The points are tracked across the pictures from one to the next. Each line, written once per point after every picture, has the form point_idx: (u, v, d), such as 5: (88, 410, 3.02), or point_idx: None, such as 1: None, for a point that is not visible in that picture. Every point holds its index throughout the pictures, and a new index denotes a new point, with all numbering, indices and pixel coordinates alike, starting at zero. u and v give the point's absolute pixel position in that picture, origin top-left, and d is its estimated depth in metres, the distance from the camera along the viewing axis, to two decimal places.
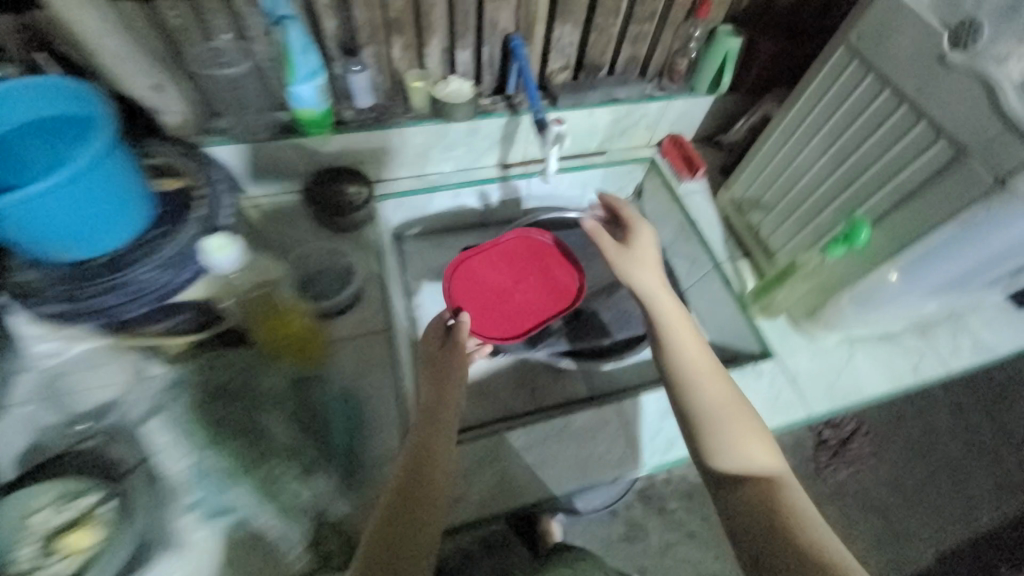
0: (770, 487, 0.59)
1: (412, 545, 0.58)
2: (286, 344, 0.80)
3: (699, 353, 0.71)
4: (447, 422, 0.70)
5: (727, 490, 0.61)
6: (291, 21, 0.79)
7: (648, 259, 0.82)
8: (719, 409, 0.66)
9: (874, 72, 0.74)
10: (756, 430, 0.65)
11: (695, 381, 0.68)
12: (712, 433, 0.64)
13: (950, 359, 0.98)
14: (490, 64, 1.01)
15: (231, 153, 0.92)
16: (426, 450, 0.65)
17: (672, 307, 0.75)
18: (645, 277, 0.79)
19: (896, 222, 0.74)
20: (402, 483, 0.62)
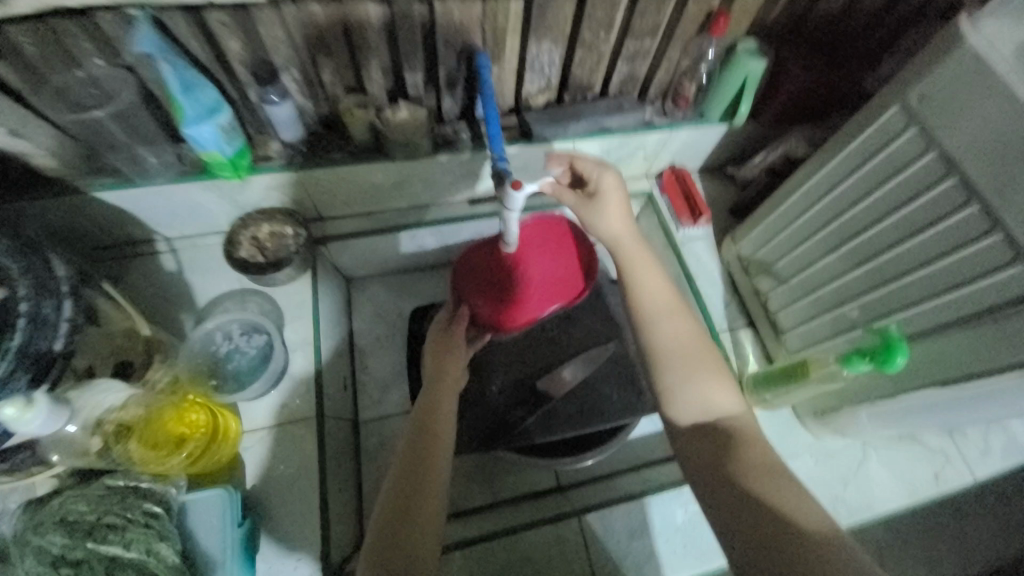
0: (733, 436, 0.56)
1: (413, 542, 0.55)
2: (182, 446, 0.63)
3: (661, 293, 0.67)
4: (447, 415, 0.67)
5: (696, 438, 0.58)
6: (163, 56, 0.62)
7: (616, 197, 0.69)
8: (678, 349, 0.63)
9: (937, 149, 0.55)
10: (717, 366, 0.62)
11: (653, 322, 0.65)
12: (669, 374, 0.62)
13: (979, 466, 0.82)
14: (450, 87, 0.82)
15: (128, 198, 0.76)
16: (417, 456, 0.62)
17: (633, 246, 0.69)
18: (612, 225, 0.69)
19: (937, 347, 0.59)
20: (400, 486, 0.59)
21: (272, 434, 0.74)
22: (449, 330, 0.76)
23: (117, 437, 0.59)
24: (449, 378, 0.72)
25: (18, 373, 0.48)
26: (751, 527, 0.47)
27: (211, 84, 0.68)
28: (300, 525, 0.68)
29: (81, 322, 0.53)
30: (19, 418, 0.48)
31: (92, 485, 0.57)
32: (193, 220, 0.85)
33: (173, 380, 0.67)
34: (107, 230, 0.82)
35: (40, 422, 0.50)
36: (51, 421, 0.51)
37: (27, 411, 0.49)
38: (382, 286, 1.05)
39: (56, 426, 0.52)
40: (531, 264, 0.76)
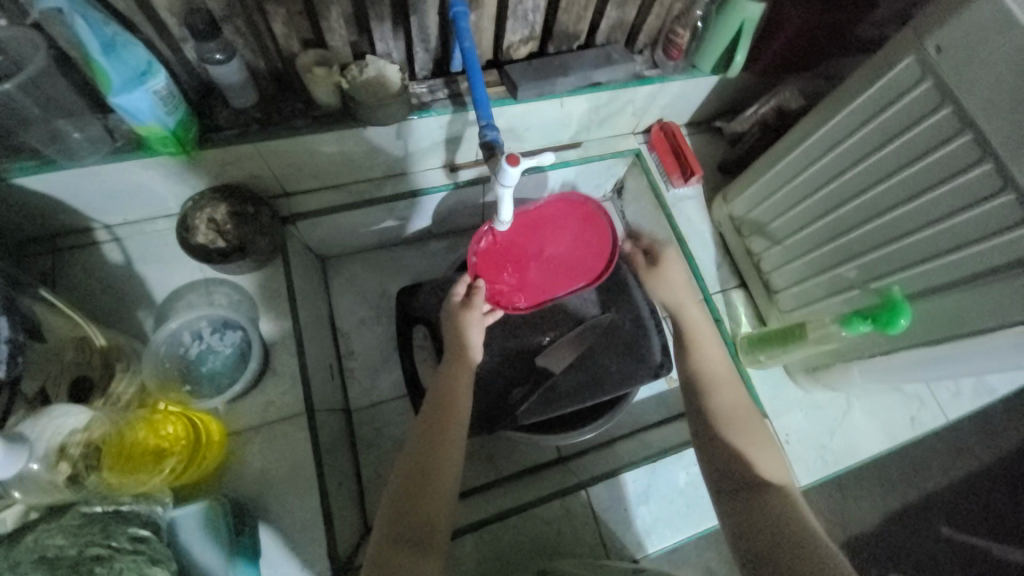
0: (784, 499, 0.55)
1: (425, 523, 0.54)
2: (163, 459, 0.59)
3: (720, 360, 0.68)
4: (456, 412, 0.62)
5: (743, 499, 0.56)
6: (76, 11, 0.51)
7: (675, 270, 0.74)
8: (733, 416, 0.63)
9: (952, 104, 0.54)
10: (767, 436, 0.62)
11: (710, 387, 0.66)
12: (724, 437, 0.62)
13: (949, 407, 0.88)
14: (423, 39, 0.72)
15: (53, 182, 0.65)
16: (436, 441, 0.59)
17: (697, 315, 0.72)
18: (673, 294, 0.74)
19: (939, 306, 0.60)
20: (413, 473, 0.57)
21: (260, 434, 0.69)
22: (466, 310, 0.71)
23: (88, 459, 0.53)
24: (459, 373, 0.67)
25: None
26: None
27: (139, 42, 0.57)
28: (301, 527, 0.64)
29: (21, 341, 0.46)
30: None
31: (66, 515, 0.50)
32: (135, 203, 0.74)
33: (141, 390, 0.65)
34: (33, 221, 0.70)
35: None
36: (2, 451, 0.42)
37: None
38: (362, 265, 0.98)
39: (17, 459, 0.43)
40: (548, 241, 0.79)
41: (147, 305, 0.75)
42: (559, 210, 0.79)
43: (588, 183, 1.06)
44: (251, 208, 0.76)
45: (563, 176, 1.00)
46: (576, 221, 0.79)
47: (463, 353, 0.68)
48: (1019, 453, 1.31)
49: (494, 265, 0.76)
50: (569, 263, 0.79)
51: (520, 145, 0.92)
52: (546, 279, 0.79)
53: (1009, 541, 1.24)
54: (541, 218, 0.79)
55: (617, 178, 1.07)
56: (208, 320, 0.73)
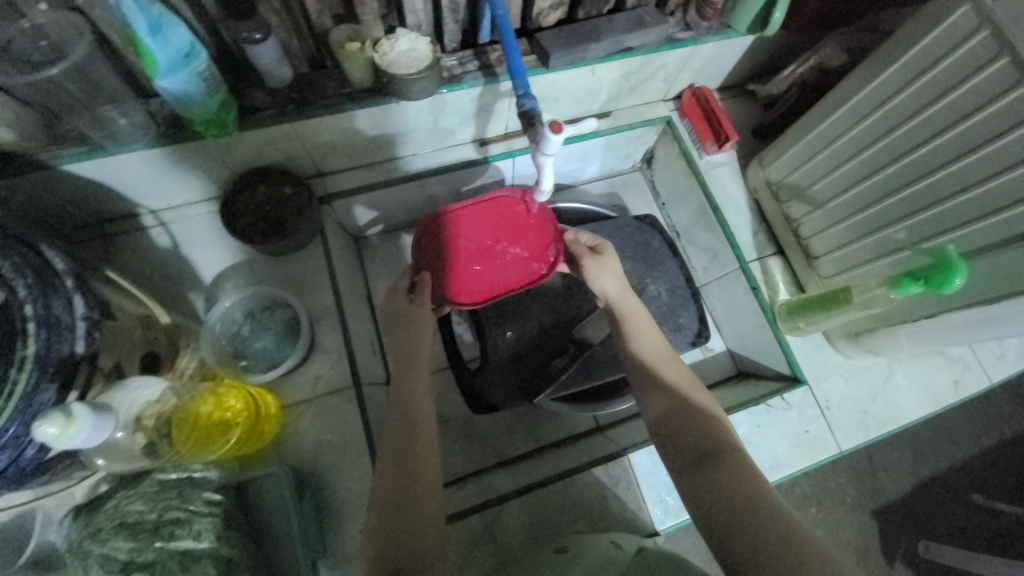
0: (740, 465, 0.52)
1: (410, 503, 0.53)
2: (225, 430, 0.61)
3: (657, 344, 0.66)
4: (425, 397, 0.63)
5: (698, 473, 0.53)
6: None
7: (610, 262, 0.73)
8: (679, 396, 0.60)
9: (1009, 54, 0.51)
10: (716, 406, 0.60)
11: (652, 371, 0.63)
12: (675, 420, 0.58)
13: (995, 371, 0.86)
14: (453, 9, 0.71)
15: (102, 168, 0.67)
16: (413, 429, 0.59)
17: (631, 304, 0.70)
18: (607, 284, 0.71)
19: (996, 264, 0.59)
20: (395, 461, 0.56)
21: (312, 407, 0.72)
22: (411, 300, 0.71)
23: (161, 429, 0.56)
24: (421, 362, 0.67)
25: (45, 383, 0.45)
26: (760, 551, 0.44)
27: (182, 23, 0.57)
28: (353, 494, 0.67)
29: (97, 318, 0.50)
30: (63, 436, 0.43)
31: (143, 481, 0.53)
32: (178, 187, 0.75)
33: (201, 365, 0.69)
34: (85, 208, 0.73)
35: (86, 435, 0.45)
36: (96, 433, 0.46)
37: (71, 427, 0.43)
38: (395, 244, 1.00)
39: (100, 438, 0.47)
40: (499, 237, 0.80)
41: (196, 287, 0.78)
42: (503, 211, 0.80)
43: (616, 154, 1.04)
44: (289, 189, 0.79)
45: (593, 147, 0.98)
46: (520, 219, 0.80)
47: (412, 351, 0.67)
48: None
49: (436, 259, 0.78)
50: (518, 261, 0.79)
51: (550, 117, 0.91)
52: (488, 275, 0.79)
53: None
54: (494, 212, 0.80)
55: (646, 148, 1.05)
56: (257, 299, 0.76)
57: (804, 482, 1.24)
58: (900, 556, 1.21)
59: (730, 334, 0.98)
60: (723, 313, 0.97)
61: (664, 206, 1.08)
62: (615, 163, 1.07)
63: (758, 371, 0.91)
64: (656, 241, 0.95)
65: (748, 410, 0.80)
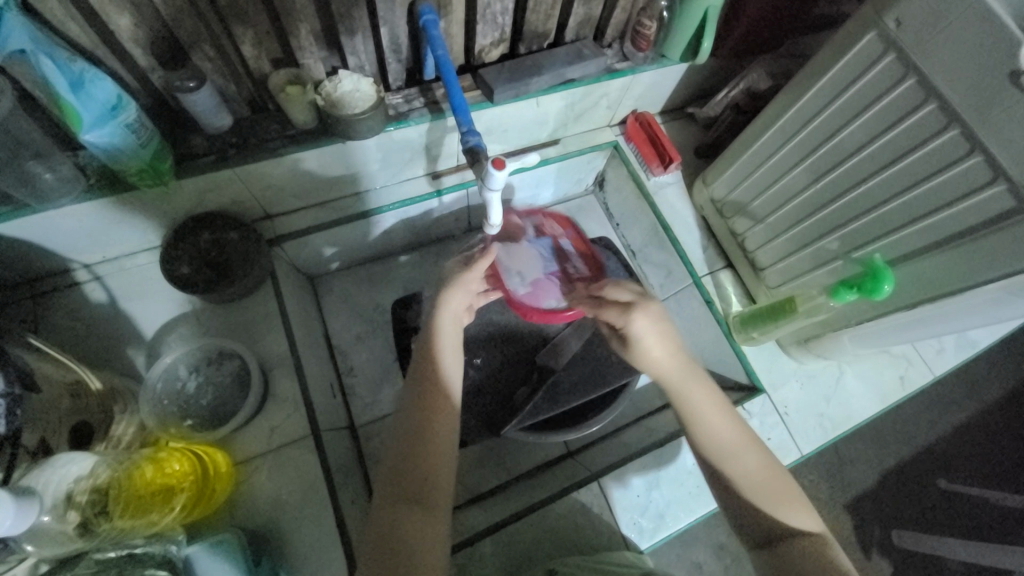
0: (818, 554, 0.52)
1: (426, 491, 0.55)
2: (166, 495, 0.58)
3: (726, 429, 0.60)
4: (443, 436, 0.58)
5: (779, 557, 0.53)
6: (40, 51, 0.50)
7: (656, 334, 0.61)
8: (756, 489, 0.57)
9: (915, 75, 0.56)
10: (789, 487, 0.58)
11: (723, 461, 0.58)
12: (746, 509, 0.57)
13: (935, 363, 0.92)
14: (395, 49, 0.72)
15: (28, 226, 0.63)
16: (410, 480, 0.55)
17: (687, 379, 0.61)
18: (659, 361, 0.62)
19: (920, 269, 0.63)
20: (391, 503, 0.54)
21: (267, 461, 0.68)
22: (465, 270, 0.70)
23: (94, 506, 0.52)
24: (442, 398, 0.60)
25: None
26: None
27: (107, 77, 0.56)
28: (316, 552, 0.63)
29: (18, 393, 0.48)
30: None
31: (80, 564, 0.50)
32: (114, 239, 0.72)
33: (140, 430, 0.66)
34: (9, 269, 0.68)
35: (9, 524, 0.42)
36: (21, 520, 0.42)
37: None
38: (351, 279, 0.98)
39: (27, 524, 0.44)
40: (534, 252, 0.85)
41: (136, 343, 0.74)
42: (546, 229, 0.86)
43: (569, 180, 1.07)
44: (234, 234, 0.76)
45: (545, 174, 1.00)
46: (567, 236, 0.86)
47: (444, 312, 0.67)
48: (1002, 402, 1.36)
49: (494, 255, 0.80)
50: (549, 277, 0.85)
51: (500, 147, 0.92)
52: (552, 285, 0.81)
53: (1000, 488, 1.30)
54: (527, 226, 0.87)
55: (597, 172, 1.08)
56: (205, 351, 0.73)
57: None
58: (875, 547, 1.24)
59: None
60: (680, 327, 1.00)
61: (618, 226, 1.11)
62: (567, 188, 1.10)
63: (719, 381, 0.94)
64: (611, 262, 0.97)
65: None
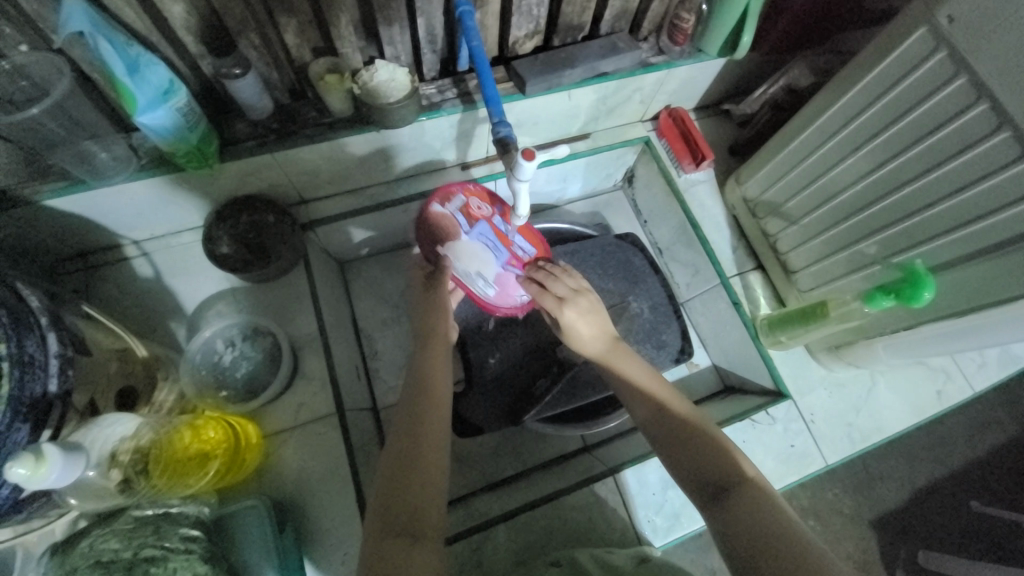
0: (759, 495, 0.49)
1: (416, 522, 0.50)
2: (199, 459, 0.61)
3: (651, 388, 0.62)
4: (438, 448, 0.57)
5: (720, 503, 0.50)
6: (99, 34, 0.53)
7: (585, 312, 0.67)
8: (689, 437, 0.56)
9: (966, 74, 0.53)
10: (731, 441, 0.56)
11: (659, 424, 0.58)
12: (682, 459, 0.55)
13: (976, 379, 0.87)
14: (430, 40, 0.73)
15: (83, 202, 0.68)
16: (406, 483, 0.53)
17: (613, 354, 0.65)
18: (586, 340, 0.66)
19: (964, 276, 0.60)
20: (381, 522, 0.50)
21: (294, 436, 0.71)
22: (437, 291, 0.74)
23: (136, 466, 0.55)
24: (433, 418, 0.59)
25: (19, 422, 0.46)
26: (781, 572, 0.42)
27: (160, 61, 0.60)
28: (337, 524, 0.66)
29: (70, 355, 0.51)
30: (33, 476, 0.43)
31: (119, 519, 0.52)
32: (161, 217, 0.76)
33: (180, 398, 0.70)
34: (67, 241, 0.73)
35: (56, 476, 0.45)
36: (67, 474, 0.46)
37: (42, 467, 0.44)
38: (379, 266, 1.01)
39: (73, 478, 0.47)
40: None
41: (178, 317, 0.78)
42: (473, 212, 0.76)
43: (597, 175, 1.06)
44: (271, 217, 0.79)
45: (574, 168, 1.00)
46: (495, 213, 0.77)
47: (441, 331, 0.69)
48: None
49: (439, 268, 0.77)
50: None
51: (530, 139, 0.92)
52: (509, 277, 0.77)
53: None
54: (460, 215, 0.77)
55: (626, 168, 1.07)
56: (239, 328, 0.77)
57: (801, 494, 1.24)
58: (901, 566, 1.19)
59: (715, 350, 0.99)
60: (705, 328, 0.99)
61: (646, 223, 1.10)
62: (596, 183, 1.09)
63: (744, 384, 0.92)
64: (638, 259, 0.96)
65: (733, 425, 0.79)
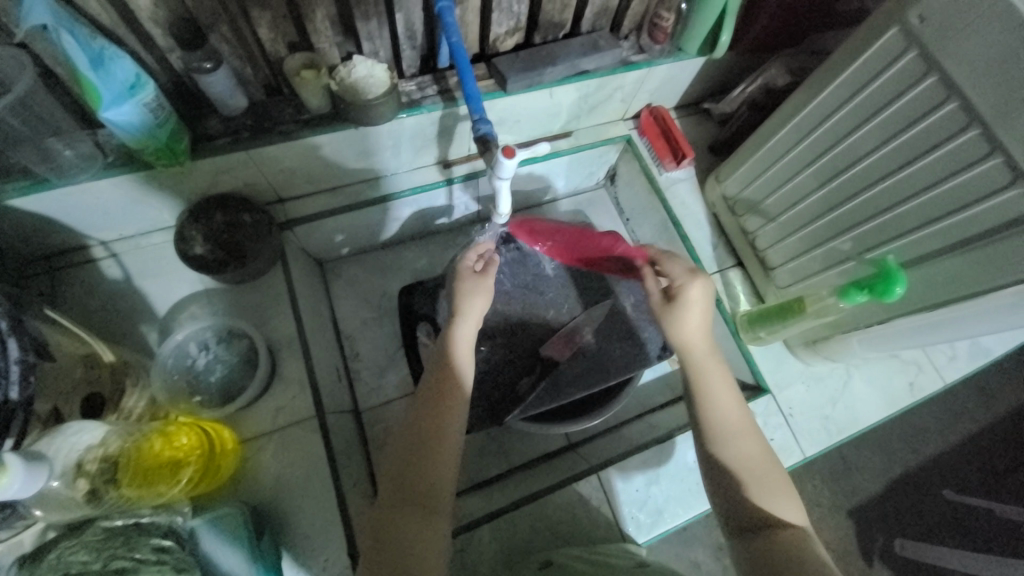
0: (797, 544, 0.51)
1: (429, 496, 0.55)
2: (173, 465, 0.60)
3: (734, 409, 0.60)
4: (439, 451, 0.56)
5: (755, 537, 0.53)
6: (62, 28, 0.51)
7: (701, 305, 0.64)
8: (748, 468, 0.57)
9: (936, 74, 0.55)
10: (787, 482, 0.57)
11: (724, 440, 0.59)
12: (735, 483, 0.57)
13: (947, 371, 0.90)
14: (409, 36, 0.72)
15: (48, 202, 0.65)
16: (405, 479, 0.55)
17: (710, 357, 0.63)
18: (691, 332, 0.63)
19: (933, 271, 0.62)
20: (385, 517, 0.53)
21: (273, 440, 0.69)
22: (477, 276, 0.68)
23: (104, 474, 0.54)
24: (454, 398, 0.59)
25: None
26: None
27: (126, 55, 0.57)
28: (317, 529, 0.64)
29: (33, 360, 0.49)
30: None
31: (86, 530, 0.50)
32: (130, 217, 0.73)
33: (151, 404, 0.66)
34: (29, 243, 0.70)
35: (19, 486, 0.43)
36: (31, 484, 0.44)
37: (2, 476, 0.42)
38: (360, 266, 0.99)
39: (36, 488, 0.45)
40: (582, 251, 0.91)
41: (149, 319, 0.76)
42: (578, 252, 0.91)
43: (580, 173, 1.06)
44: (246, 216, 0.77)
45: (556, 167, 1.00)
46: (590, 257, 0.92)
47: (470, 321, 0.65)
48: (1014, 414, 1.34)
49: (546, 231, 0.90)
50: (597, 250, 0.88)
51: (511, 137, 0.92)
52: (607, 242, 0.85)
53: (1011, 502, 1.27)
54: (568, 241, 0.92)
55: (608, 166, 1.07)
56: (214, 330, 0.75)
57: None
58: (877, 554, 1.23)
59: None
60: None
61: (628, 221, 1.11)
62: (578, 181, 1.09)
63: None
64: None
65: None
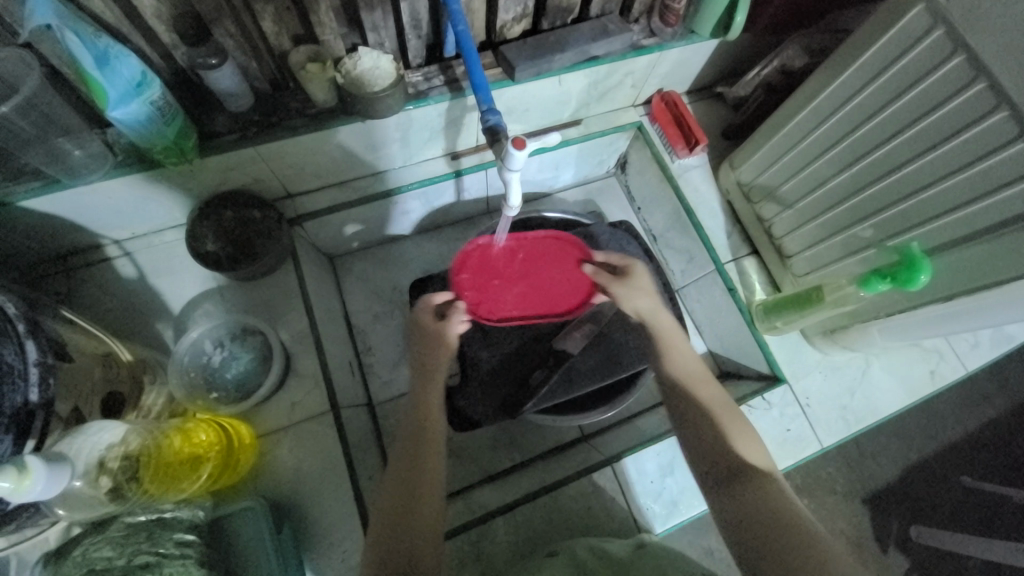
0: (774, 492, 0.53)
1: (420, 495, 0.56)
2: (192, 463, 0.60)
3: (694, 364, 0.64)
4: (433, 452, 0.61)
5: (735, 490, 0.54)
6: (66, 27, 0.51)
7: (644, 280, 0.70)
8: (717, 420, 0.59)
9: (965, 53, 0.52)
10: (749, 428, 0.60)
11: (686, 392, 0.62)
12: (707, 436, 0.59)
13: (968, 359, 0.88)
14: (415, 26, 0.70)
15: (61, 202, 0.66)
16: (416, 479, 0.57)
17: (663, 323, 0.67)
18: (643, 304, 0.68)
19: (961, 259, 0.59)
20: (387, 513, 0.54)
21: (288, 435, 0.70)
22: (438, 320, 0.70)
23: (125, 472, 0.54)
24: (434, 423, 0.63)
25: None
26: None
27: (132, 53, 0.57)
28: (334, 521, 0.65)
29: (50, 362, 0.50)
30: (17, 490, 0.42)
31: (110, 527, 0.51)
32: (142, 215, 0.74)
33: (169, 401, 0.69)
34: (45, 243, 0.71)
35: (41, 488, 0.44)
36: (53, 485, 0.45)
37: (25, 480, 0.42)
38: (370, 260, 0.99)
39: (58, 490, 0.46)
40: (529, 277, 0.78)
41: (164, 317, 0.77)
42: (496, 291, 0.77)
43: (590, 162, 1.04)
44: (256, 212, 0.77)
45: (565, 156, 0.98)
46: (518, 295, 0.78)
47: (443, 350, 0.69)
48: None
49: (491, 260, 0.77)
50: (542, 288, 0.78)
51: (520, 126, 0.90)
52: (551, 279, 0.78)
53: None
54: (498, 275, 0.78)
55: (619, 154, 1.05)
56: (228, 327, 0.76)
57: (796, 474, 1.25)
58: (893, 542, 1.21)
59: (710, 335, 0.99)
60: (700, 314, 0.99)
61: (639, 210, 1.09)
62: (588, 170, 1.07)
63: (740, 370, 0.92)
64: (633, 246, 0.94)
65: None
